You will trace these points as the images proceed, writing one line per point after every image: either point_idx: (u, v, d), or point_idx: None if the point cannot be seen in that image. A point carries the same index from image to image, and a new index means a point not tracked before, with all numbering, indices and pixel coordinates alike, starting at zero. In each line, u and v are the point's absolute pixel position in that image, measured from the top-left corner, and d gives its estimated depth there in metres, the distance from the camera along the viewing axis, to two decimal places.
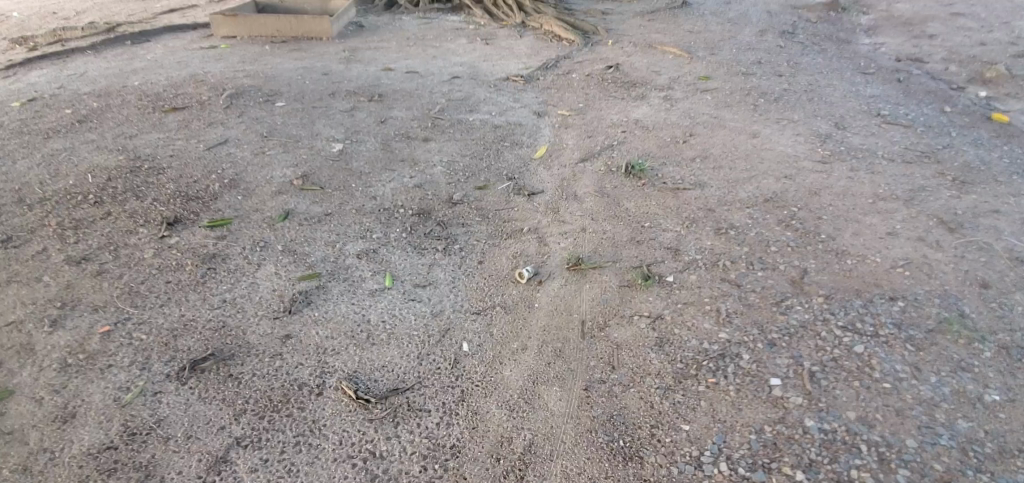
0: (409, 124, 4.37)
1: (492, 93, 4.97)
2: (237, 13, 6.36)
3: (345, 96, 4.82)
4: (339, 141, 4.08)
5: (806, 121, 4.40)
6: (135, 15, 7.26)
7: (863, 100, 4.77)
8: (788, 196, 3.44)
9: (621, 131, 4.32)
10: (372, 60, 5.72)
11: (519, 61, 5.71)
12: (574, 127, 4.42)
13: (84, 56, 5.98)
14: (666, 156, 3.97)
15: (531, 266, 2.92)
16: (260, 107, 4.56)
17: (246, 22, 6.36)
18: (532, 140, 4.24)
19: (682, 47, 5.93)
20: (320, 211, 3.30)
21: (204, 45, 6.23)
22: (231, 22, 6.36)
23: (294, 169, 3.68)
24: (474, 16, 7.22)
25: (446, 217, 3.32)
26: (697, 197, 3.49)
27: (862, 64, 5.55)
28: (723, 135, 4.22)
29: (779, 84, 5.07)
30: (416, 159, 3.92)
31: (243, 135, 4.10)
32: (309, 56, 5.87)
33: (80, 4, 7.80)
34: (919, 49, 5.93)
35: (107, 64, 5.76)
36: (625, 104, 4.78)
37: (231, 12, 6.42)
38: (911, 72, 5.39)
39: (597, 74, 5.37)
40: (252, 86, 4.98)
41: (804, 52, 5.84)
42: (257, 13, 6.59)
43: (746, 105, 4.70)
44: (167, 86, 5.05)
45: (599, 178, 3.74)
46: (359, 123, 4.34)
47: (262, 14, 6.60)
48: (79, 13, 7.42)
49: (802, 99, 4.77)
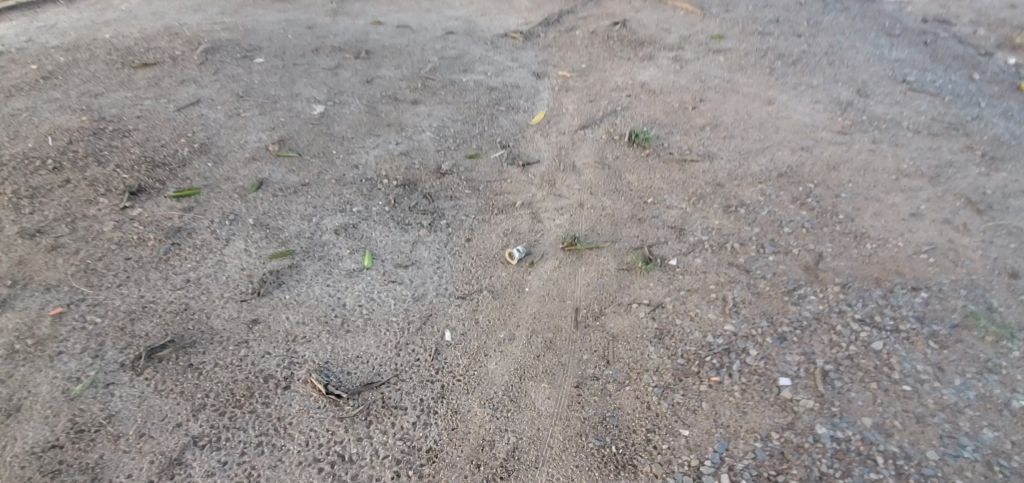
0: (396, 84, 4.05)
1: (487, 50, 4.61)
2: None
3: (329, 52, 4.47)
4: (320, 102, 3.77)
5: (826, 87, 4.07)
6: None
7: (887, 64, 4.41)
8: (804, 171, 3.17)
9: (625, 96, 4.00)
10: (361, 13, 5.31)
11: (518, 16, 5.30)
12: (575, 90, 4.10)
13: (53, 6, 5.57)
14: (673, 124, 3.67)
15: (522, 245, 2.69)
16: (238, 64, 4.23)
17: None
18: (529, 104, 3.93)
19: (695, 2, 5.50)
20: (297, 180, 3.04)
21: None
22: None
23: (271, 134, 3.40)
24: None
25: (432, 189, 3.07)
26: (706, 170, 3.21)
27: (887, 24, 5.14)
28: (736, 101, 3.91)
29: (798, 45, 4.69)
30: (403, 123, 3.63)
31: (217, 94, 3.79)
32: (293, 7, 5.45)
33: None
34: (947, 10, 5.50)
35: (78, 14, 5.36)
36: (631, 65, 4.43)
37: None
38: (937, 34, 4.99)
39: (601, 30, 4.98)
40: (230, 40, 4.62)
41: (825, 10, 5.42)
42: None
43: (762, 68, 4.35)
44: (139, 39, 4.69)
45: (599, 148, 3.46)
46: (343, 82, 4.02)
47: None
48: None
49: (822, 63, 4.41)
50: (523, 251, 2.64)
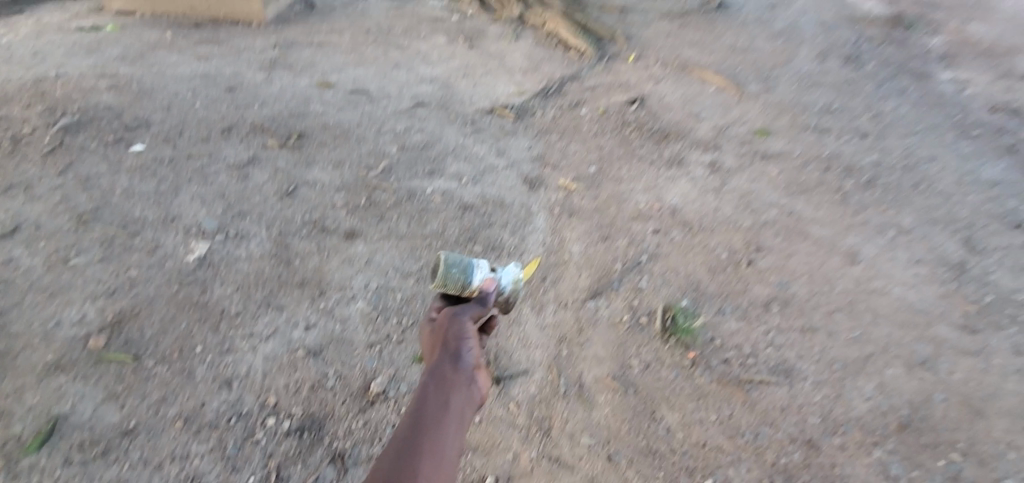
0: (327, 198, 2.76)
1: (464, 137, 3.35)
2: None
3: (245, 133, 3.15)
4: (204, 235, 2.49)
5: (923, 231, 2.73)
6: None
7: (995, 184, 3.15)
8: (941, 416, 1.97)
9: (648, 231, 2.73)
10: (307, 67, 3.97)
11: (509, 80, 4.04)
12: (581, 215, 2.82)
13: None
14: (724, 293, 2.41)
15: (437, 281, 1.40)
16: (103, 153, 2.92)
17: None
18: (517, 241, 2.65)
19: (727, 74, 4.11)
20: (117, 423, 1.82)
21: (86, 26, 4.59)
22: None
23: (109, 307, 2.16)
24: (459, 2, 5.38)
25: (348, 440, 1.85)
26: (787, 409, 2.00)
27: (959, 118, 3.88)
28: (809, 247, 2.63)
29: (875, 142, 3.41)
30: (324, 281, 2.34)
31: (50, 213, 2.55)
32: (220, 52, 4.10)
33: None
34: (1015, 96, 4.32)
35: None
36: (655, 173, 3.12)
37: None
38: (1018, 133, 3.77)
39: (615, 109, 3.68)
40: (111, 107, 3.28)
41: (882, 88, 4.13)
42: None
43: (836, 179, 3.07)
44: None
45: (620, 343, 2.20)
46: (248, 193, 2.73)
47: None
48: None
49: (904, 184, 3.06)
50: (468, 265, 1.42)
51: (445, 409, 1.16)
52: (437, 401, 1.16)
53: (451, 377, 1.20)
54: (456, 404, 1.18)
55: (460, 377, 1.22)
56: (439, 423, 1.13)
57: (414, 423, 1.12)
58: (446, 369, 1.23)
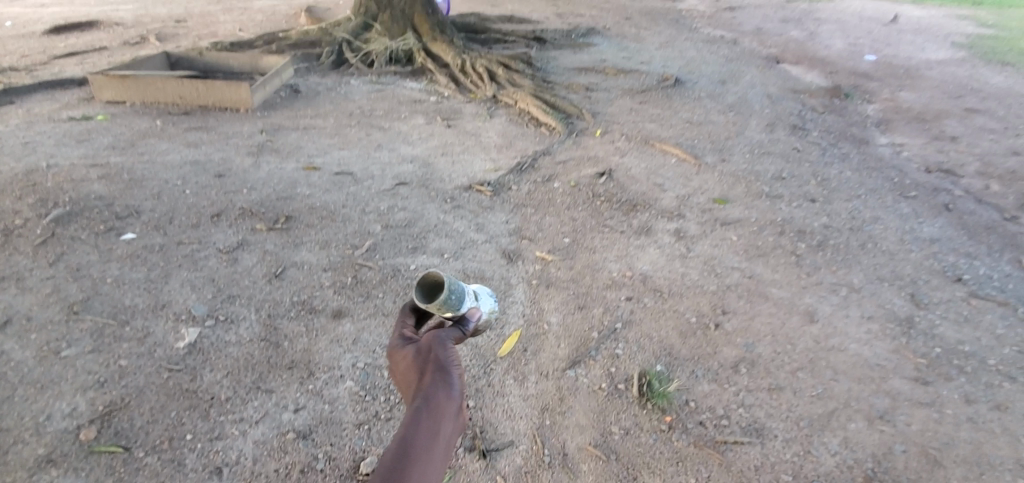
0: (314, 279, 2.87)
1: (445, 213, 3.54)
2: (127, 74, 4.90)
3: (234, 218, 3.28)
4: (195, 321, 2.57)
5: (872, 289, 2.96)
6: (15, 79, 5.84)
7: (932, 240, 3.44)
8: (903, 467, 2.10)
9: (621, 298, 2.89)
10: (293, 150, 4.19)
11: (485, 157, 4.31)
12: (558, 286, 2.98)
13: None
14: (695, 357, 2.55)
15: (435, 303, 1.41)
16: (94, 242, 3.01)
17: (138, 85, 4.88)
18: (498, 314, 2.77)
19: (686, 146, 4.46)
20: None
21: (76, 116, 4.77)
22: (119, 84, 4.90)
23: (99, 398, 2.19)
24: (436, 84, 5.76)
25: None
26: (761, 468, 2.10)
27: (897, 179, 4.24)
28: (770, 308, 2.82)
29: (823, 206, 3.71)
30: (312, 361, 2.42)
31: (40, 305, 2.61)
32: (209, 138, 4.30)
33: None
34: (946, 156, 4.74)
35: None
36: (625, 242, 3.33)
37: (121, 72, 4.96)
38: (952, 191, 4.13)
39: (585, 182, 3.94)
40: (102, 196, 3.40)
41: (826, 155, 4.52)
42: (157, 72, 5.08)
43: (791, 242, 3.32)
44: None
45: (600, 410, 2.30)
46: (237, 277, 2.83)
47: (165, 73, 5.08)
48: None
49: (852, 245, 3.32)
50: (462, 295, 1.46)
51: (434, 432, 1.13)
52: (429, 427, 1.13)
53: (441, 402, 1.19)
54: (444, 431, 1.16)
55: (447, 403, 1.21)
56: (427, 446, 1.09)
57: (404, 444, 1.07)
58: (437, 394, 1.21)
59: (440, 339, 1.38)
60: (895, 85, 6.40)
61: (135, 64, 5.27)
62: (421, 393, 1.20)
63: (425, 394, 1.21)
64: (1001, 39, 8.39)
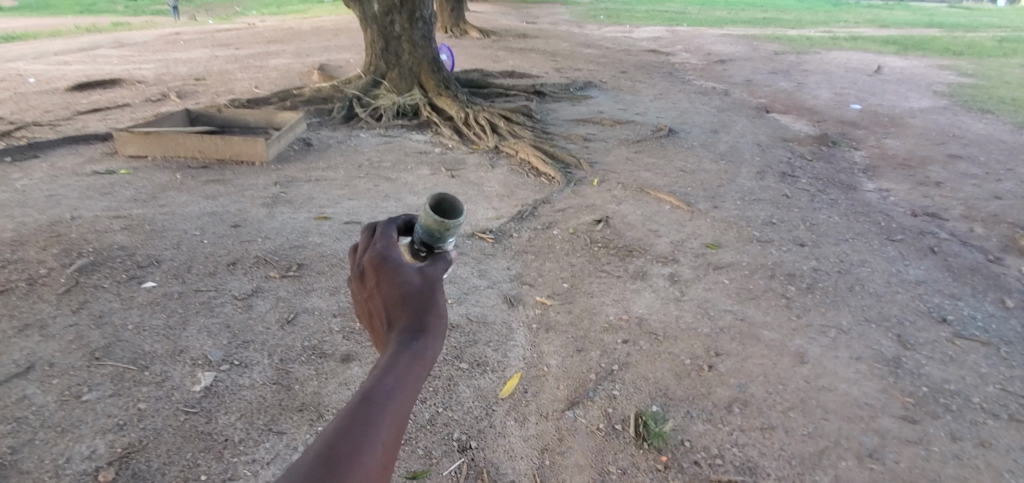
0: (324, 324, 3.01)
1: None
2: (150, 131, 5.19)
3: (248, 267, 3.45)
4: (210, 365, 2.70)
5: (859, 330, 3.07)
6: (41, 135, 6.15)
7: (918, 283, 3.57)
8: None
9: (618, 341, 3.01)
10: (305, 201, 4.40)
11: (487, 206, 4.51)
12: (557, 329, 3.11)
13: None
14: (689, 397, 2.65)
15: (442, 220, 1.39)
16: (115, 291, 3.17)
17: (159, 140, 5.16)
18: (499, 356, 2.89)
19: (679, 193, 4.66)
20: None
21: (100, 169, 5.03)
22: (141, 140, 5.18)
23: (118, 440, 2.30)
24: (441, 136, 6.06)
25: None
26: None
27: (884, 223, 4.41)
28: (761, 350, 2.93)
29: (812, 251, 3.86)
30: (322, 404, 2.53)
31: (63, 351, 2.74)
32: (226, 190, 4.53)
33: (17, 116, 6.81)
34: (931, 200, 4.92)
35: None
36: (622, 287, 3.47)
37: (144, 129, 5.26)
38: (937, 234, 4.28)
39: (583, 229, 4.12)
40: (124, 247, 3.59)
41: (815, 201, 4.71)
42: (178, 129, 5.38)
43: (781, 285, 3.45)
44: (10, 239, 3.64)
45: (598, 450, 2.38)
46: (251, 324, 2.98)
47: (186, 129, 5.38)
48: (17, 121, 6.56)
49: (840, 287, 3.45)
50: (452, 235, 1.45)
51: (419, 379, 1.11)
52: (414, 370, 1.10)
53: (430, 355, 1.14)
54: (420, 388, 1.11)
55: (432, 358, 1.15)
56: (410, 387, 1.08)
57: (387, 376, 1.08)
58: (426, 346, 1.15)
59: (435, 276, 1.28)
60: (881, 132, 6.67)
61: (157, 120, 5.57)
62: (413, 327, 1.17)
63: (415, 339, 1.15)
64: (980, 87, 8.76)
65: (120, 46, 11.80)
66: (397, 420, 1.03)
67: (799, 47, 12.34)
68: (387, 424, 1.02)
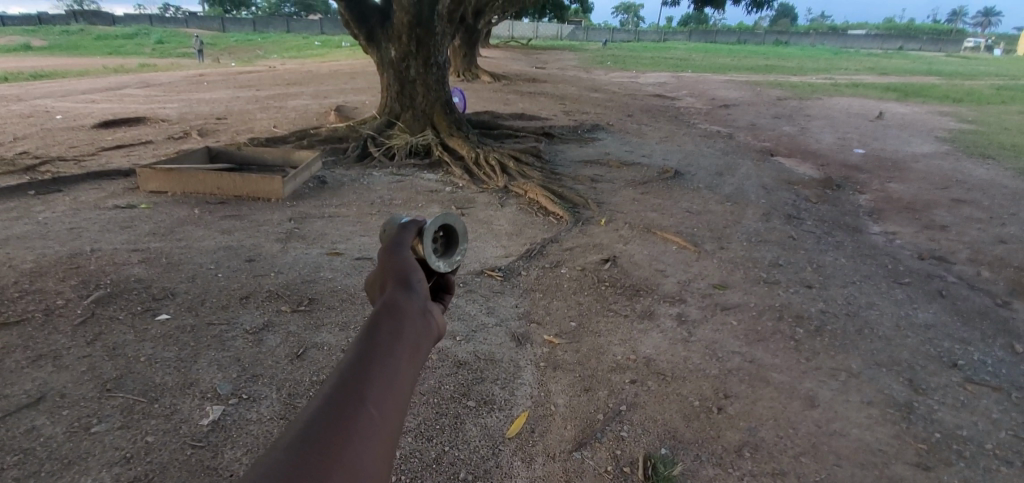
0: (333, 360, 3.03)
1: (458, 297, 3.73)
2: (172, 168, 5.36)
3: (261, 301, 3.51)
4: (219, 399, 2.71)
5: (870, 374, 3.05)
6: (66, 169, 6.36)
7: (927, 327, 3.55)
8: None
9: (626, 381, 3.00)
10: (318, 237, 4.49)
11: (495, 245, 4.58)
12: (564, 368, 3.11)
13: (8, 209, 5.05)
14: (698, 440, 2.62)
15: None
16: (130, 323, 3.23)
17: (180, 177, 5.33)
18: (507, 394, 2.89)
19: (686, 234, 4.71)
20: None
21: (121, 204, 5.17)
22: (163, 176, 5.35)
23: (124, 473, 2.29)
24: (451, 175, 6.20)
25: None
26: None
27: (891, 266, 4.41)
28: (771, 392, 2.90)
29: (820, 293, 3.87)
30: None
31: (75, 383, 2.77)
32: (241, 225, 4.64)
33: (44, 151, 7.05)
34: (937, 244, 4.93)
35: (14, 225, 4.64)
36: (629, 327, 3.48)
37: (166, 165, 5.44)
38: (945, 278, 4.28)
39: (591, 268, 4.16)
40: (141, 279, 3.67)
41: (821, 243, 4.73)
42: (198, 166, 5.57)
43: (789, 327, 3.44)
44: (31, 270, 3.72)
45: None
46: (262, 358, 3.01)
47: (206, 167, 5.56)
48: (43, 156, 6.80)
49: (849, 330, 3.44)
50: None
51: (404, 324, 0.95)
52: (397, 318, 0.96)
53: (405, 300, 1.00)
54: (410, 334, 0.95)
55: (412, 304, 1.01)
56: (397, 335, 0.93)
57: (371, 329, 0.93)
58: (399, 295, 1.03)
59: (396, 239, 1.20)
60: (885, 177, 6.74)
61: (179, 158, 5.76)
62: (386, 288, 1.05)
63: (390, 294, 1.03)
64: (981, 133, 8.89)
65: (146, 86, 12.28)
66: (391, 368, 0.87)
67: (802, 93, 12.63)
68: (379, 372, 0.85)
